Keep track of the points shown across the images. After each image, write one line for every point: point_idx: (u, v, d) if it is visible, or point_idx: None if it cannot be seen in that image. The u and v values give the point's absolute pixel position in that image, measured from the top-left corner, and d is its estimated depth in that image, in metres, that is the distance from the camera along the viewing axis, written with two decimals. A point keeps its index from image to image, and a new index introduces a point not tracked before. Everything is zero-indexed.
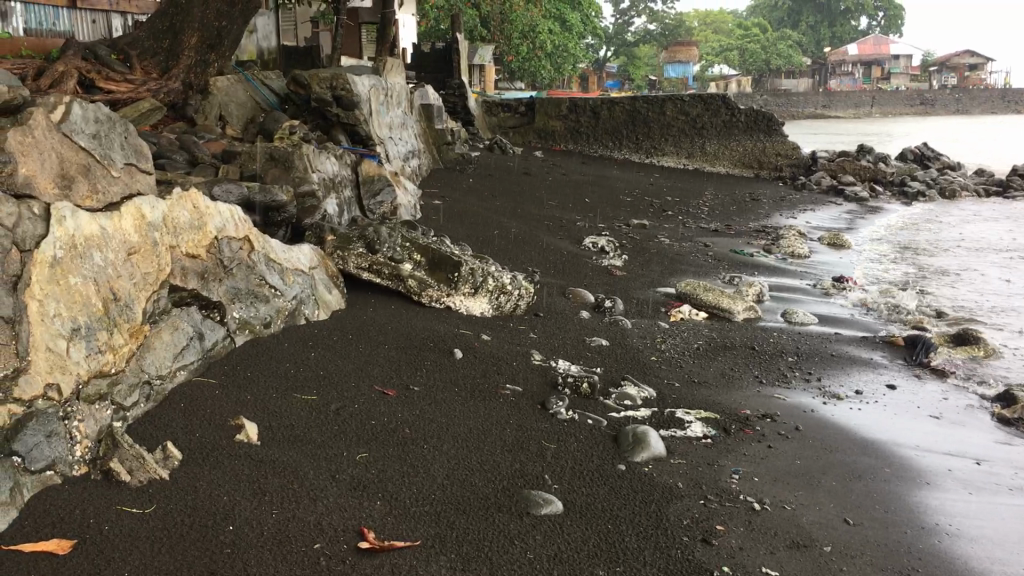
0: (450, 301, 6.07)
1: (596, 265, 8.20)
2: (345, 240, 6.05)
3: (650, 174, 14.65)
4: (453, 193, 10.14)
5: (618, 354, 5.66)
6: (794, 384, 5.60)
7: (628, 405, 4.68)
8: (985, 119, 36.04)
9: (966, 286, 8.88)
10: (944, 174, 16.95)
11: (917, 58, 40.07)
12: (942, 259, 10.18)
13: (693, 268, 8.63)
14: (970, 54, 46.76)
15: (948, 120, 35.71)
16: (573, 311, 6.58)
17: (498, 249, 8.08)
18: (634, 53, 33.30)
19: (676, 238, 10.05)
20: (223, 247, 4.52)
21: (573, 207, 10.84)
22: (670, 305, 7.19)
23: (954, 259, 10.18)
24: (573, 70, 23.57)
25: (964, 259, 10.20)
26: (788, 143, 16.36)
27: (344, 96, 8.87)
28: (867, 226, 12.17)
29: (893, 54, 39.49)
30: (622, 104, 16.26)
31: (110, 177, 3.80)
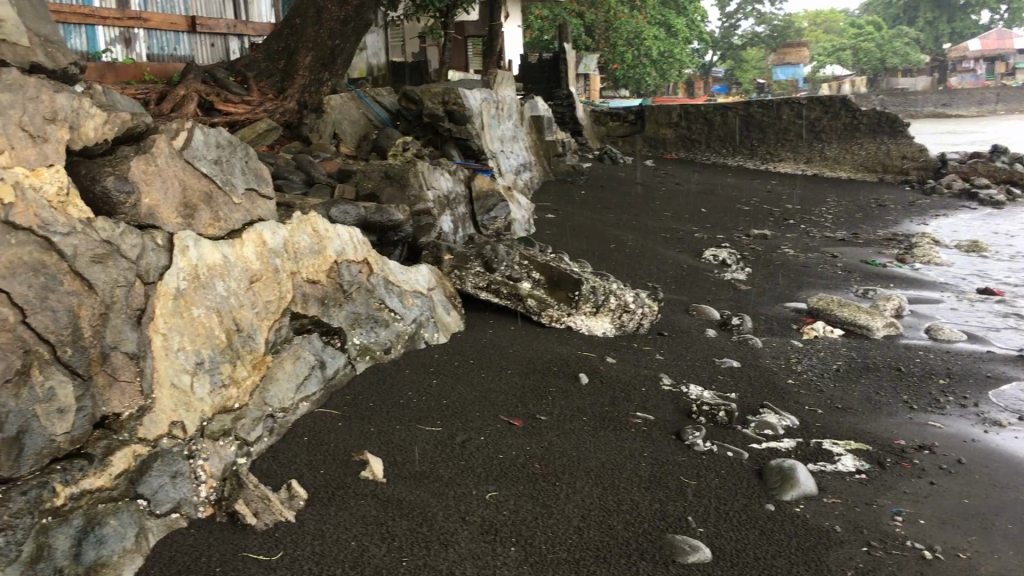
0: (572, 320, 5.79)
1: (719, 279, 7.83)
2: (462, 260, 5.92)
3: (767, 181, 14.10)
4: (566, 205, 9.92)
5: (753, 377, 5.30)
6: (948, 411, 5.12)
7: (769, 436, 4.33)
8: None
9: None
10: None
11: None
12: None
13: (822, 281, 8.16)
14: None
15: None
16: (699, 330, 6.24)
17: (616, 263, 7.81)
18: (743, 57, 32.48)
19: (800, 248, 9.57)
20: (343, 270, 4.40)
21: (690, 218, 10.46)
22: (802, 321, 6.79)
23: None
24: (680, 78, 23.12)
25: None
26: (914, 145, 15.50)
27: (456, 112, 8.70)
28: (1008, 232, 11.38)
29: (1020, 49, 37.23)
30: (735, 110, 15.87)
31: (231, 204, 3.72)
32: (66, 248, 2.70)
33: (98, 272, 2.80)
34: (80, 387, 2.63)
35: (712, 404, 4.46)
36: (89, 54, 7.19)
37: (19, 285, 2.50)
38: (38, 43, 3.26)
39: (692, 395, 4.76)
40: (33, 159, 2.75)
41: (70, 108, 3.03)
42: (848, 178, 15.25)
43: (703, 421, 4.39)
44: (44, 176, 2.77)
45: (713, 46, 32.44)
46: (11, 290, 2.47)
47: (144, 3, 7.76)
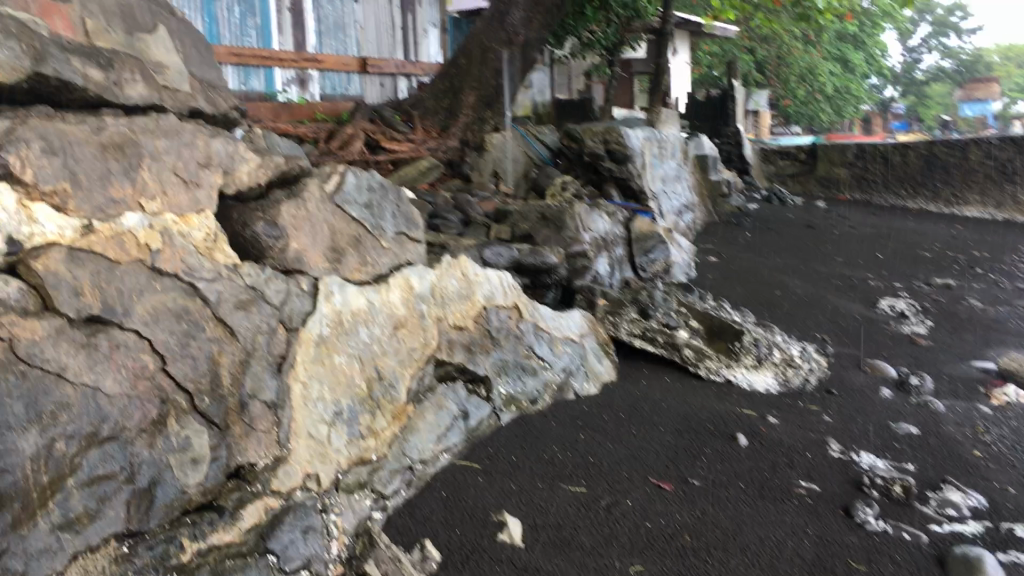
0: (731, 373, 5.37)
1: (896, 332, 7.26)
2: (617, 305, 5.79)
3: (954, 225, 13.15)
4: (730, 248, 9.54)
5: (936, 447, 4.78)
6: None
7: (953, 517, 3.88)
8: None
9: None
10: None
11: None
12: None
13: (1015, 338, 7.42)
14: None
15: None
16: (873, 389, 5.75)
17: (781, 312, 7.38)
18: (927, 92, 30.73)
19: (990, 300, 8.80)
20: (491, 316, 4.34)
21: (864, 264, 9.84)
22: (991, 383, 6.17)
23: None
24: (858, 114, 22.09)
25: None
26: None
27: (616, 150, 8.58)
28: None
29: None
30: (916, 150, 14.79)
31: (380, 248, 3.68)
32: (209, 293, 2.71)
33: (241, 318, 2.78)
34: (216, 437, 2.59)
35: (887, 479, 4.04)
36: (265, 95, 7.53)
37: (160, 332, 2.49)
38: (201, 89, 3.34)
39: (867, 467, 4.34)
40: (184, 204, 2.78)
41: (224, 153, 3.08)
42: None
43: (878, 496, 3.98)
44: (194, 221, 2.79)
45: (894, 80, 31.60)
46: (153, 336, 2.47)
47: (317, 46, 8.09)
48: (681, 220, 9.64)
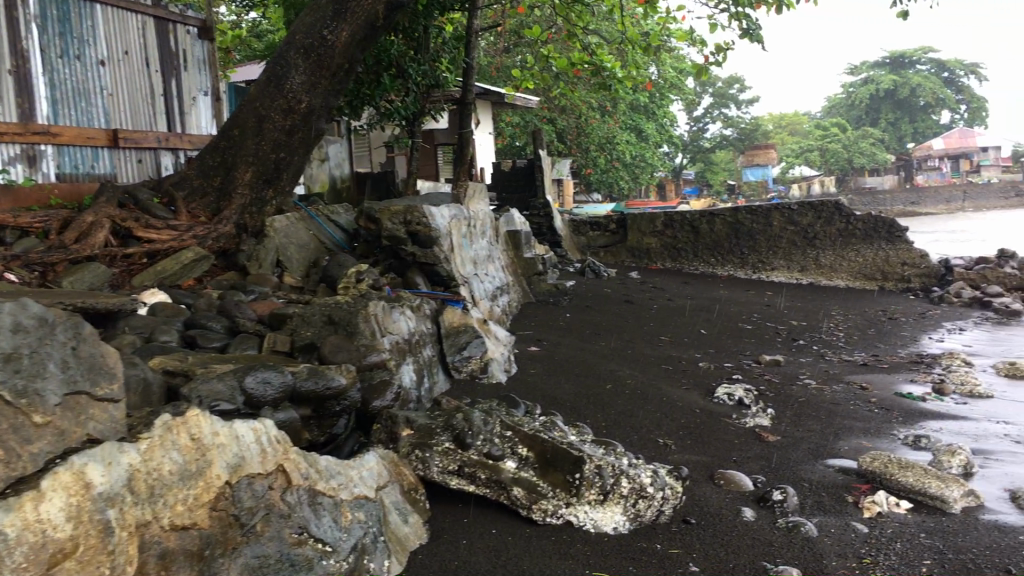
0: (571, 513, 4.64)
1: (741, 428, 6.84)
2: (427, 433, 4.94)
3: (763, 294, 14.24)
4: (550, 333, 9.45)
5: (799, 558, 4.54)
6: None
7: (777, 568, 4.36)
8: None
9: None
10: None
11: (1006, 149, 46.25)
12: None
13: (858, 422, 7.24)
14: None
15: None
16: (734, 510, 5.13)
17: (617, 410, 6.78)
18: (712, 159, 37.46)
19: (819, 379, 8.82)
20: (241, 490, 3.17)
21: (690, 344, 10.08)
22: (856, 490, 5.57)
23: None
24: (649, 179, 26.65)
25: None
26: (914, 252, 15.86)
27: (420, 232, 8.11)
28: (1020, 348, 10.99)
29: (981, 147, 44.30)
30: (723, 217, 16.41)
31: (31, 428, 2.50)
32: None
33: None
34: None
35: (662, 494, 4.90)
36: None
37: None
38: None
39: (770, 573, 4.29)
40: None
41: None
42: (846, 337, 11.30)
43: (678, 528, 4.79)
44: None
45: (684, 149, 36.45)
46: None
47: (52, 116, 7.56)
48: (509, 369, 7.53)
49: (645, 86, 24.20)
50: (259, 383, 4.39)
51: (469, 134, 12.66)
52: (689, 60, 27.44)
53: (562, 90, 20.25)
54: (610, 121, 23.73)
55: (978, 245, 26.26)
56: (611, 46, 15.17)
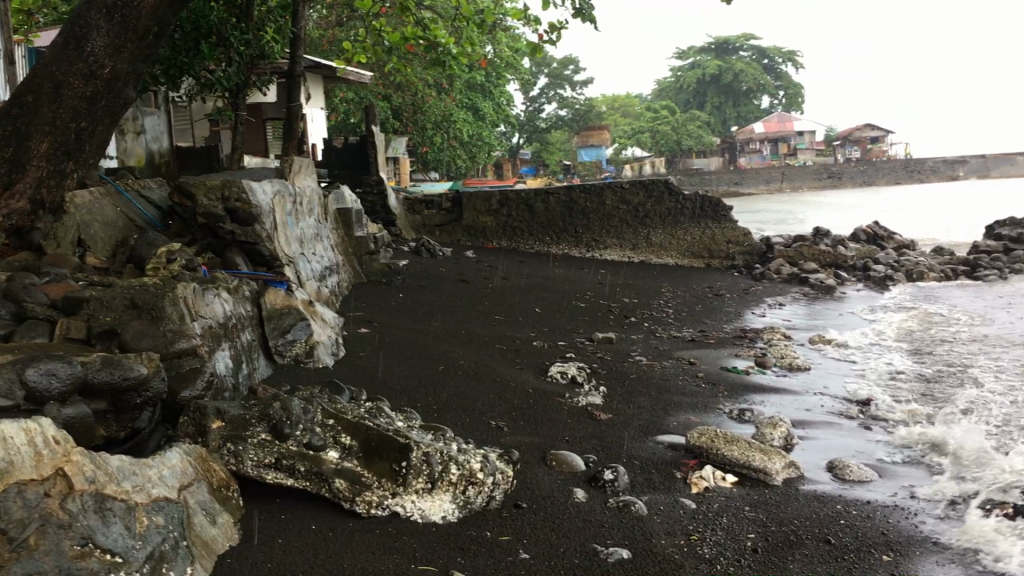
0: (398, 504, 4.41)
1: (573, 406, 6.81)
2: (241, 425, 4.57)
3: (597, 272, 14.40)
4: (381, 314, 9.15)
5: (629, 538, 4.48)
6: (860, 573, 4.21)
7: (607, 550, 4.29)
8: (876, 191, 42.08)
9: (992, 382, 7.91)
10: (857, 247, 17.96)
11: (819, 134, 49.36)
12: (947, 354, 9.34)
13: (686, 397, 7.36)
14: (869, 129, 51.79)
15: (842, 193, 41.79)
16: (565, 491, 5.04)
17: (449, 393, 6.60)
18: (548, 140, 37.32)
19: (649, 355, 8.95)
20: (10, 500, 2.81)
21: (525, 322, 10.03)
22: (685, 466, 5.61)
23: (949, 352, 9.47)
24: (486, 159, 26.63)
25: (962, 351, 9.49)
26: (738, 231, 16.69)
27: (238, 209, 7.61)
28: (833, 321, 11.55)
29: (797, 132, 47.05)
30: (557, 195, 16.52)
31: None
32: None
33: None
34: None
35: (493, 479, 4.76)
36: None
37: None
38: None
39: (602, 556, 4.22)
40: None
41: None
42: (675, 314, 11.57)
43: (510, 513, 4.66)
44: None
45: (520, 128, 36.57)
46: None
47: None
48: (337, 353, 7.20)
49: (481, 64, 23.97)
50: (42, 376, 3.91)
51: (297, 108, 12.10)
52: (524, 40, 27.57)
53: (397, 67, 19.83)
54: (446, 98, 23.38)
55: (794, 225, 27.82)
56: (446, 21, 14.88)
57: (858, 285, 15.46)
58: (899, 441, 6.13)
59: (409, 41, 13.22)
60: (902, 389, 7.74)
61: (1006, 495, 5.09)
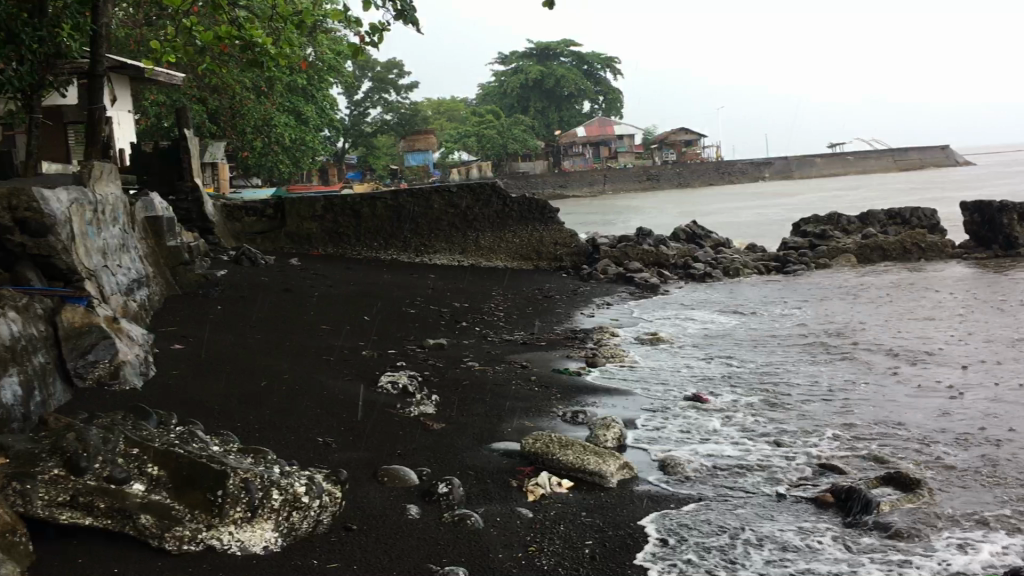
0: (214, 537, 4.04)
1: (405, 417, 6.56)
2: (28, 461, 4.05)
3: (427, 277, 14.20)
4: (197, 328, 8.58)
5: (465, 554, 4.29)
6: (694, 569, 4.19)
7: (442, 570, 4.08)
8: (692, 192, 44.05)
9: (808, 374, 8.24)
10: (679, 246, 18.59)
11: (638, 138, 51.15)
12: (766, 347, 9.71)
13: (520, 402, 7.26)
14: (683, 132, 54.21)
15: (661, 194, 43.50)
16: (398, 509, 4.79)
17: (272, 410, 6.20)
18: (373, 144, 36.85)
19: (482, 360, 8.82)
20: None
21: (352, 331, 9.69)
22: (521, 473, 5.47)
23: (767, 345, 9.85)
24: (310, 164, 25.89)
25: (780, 344, 9.89)
26: (564, 233, 17.39)
27: (31, 218, 6.68)
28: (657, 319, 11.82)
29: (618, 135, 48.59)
30: (385, 200, 16.08)
31: None
32: None
33: None
34: None
35: (319, 502, 4.46)
36: None
37: None
38: None
39: None
40: None
41: None
42: (506, 317, 11.52)
43: (339, 537, 4.38)
44: None
45: (345, 133, 35.85)
46: None
47: None
48: (146, 373, 6.65)
49: (301, 67, 23.18)
50: None
51: (101, 110, 11.19)
52: (346, 42, 27.02)
53: (213, 68, 18.90)
54: (265, 103, 22.40)
55: (619, 225, 28.63)
56: (263, 20, 14.23)
57: (679, 282, 15.99)
58: (726, 436, 6.25)
59: (223, 41, 12.53)
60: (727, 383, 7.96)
61: (826, 482, 5.25)
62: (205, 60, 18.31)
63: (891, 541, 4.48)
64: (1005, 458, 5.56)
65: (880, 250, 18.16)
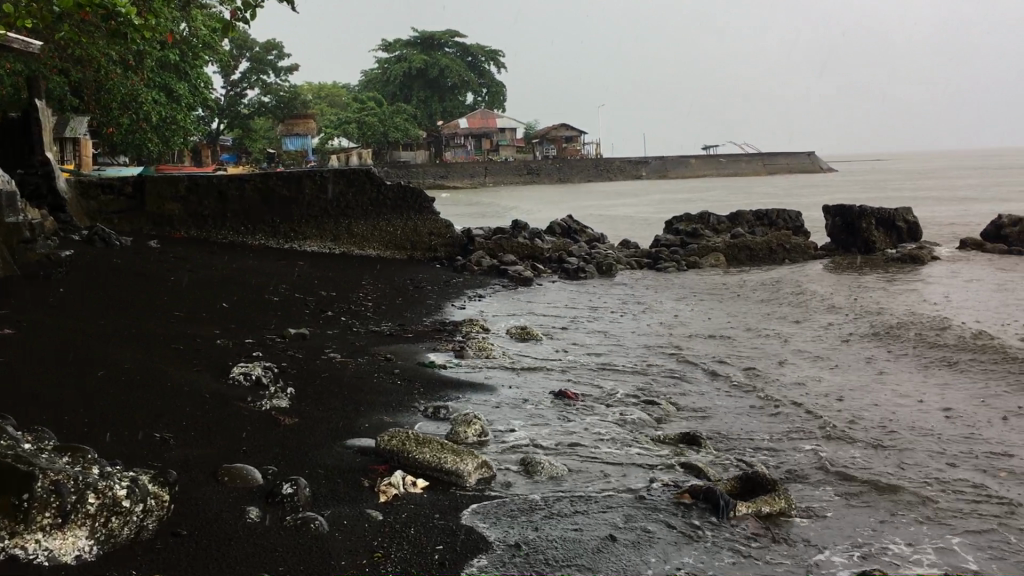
0: (18, 546, 3.59)
1: (255, 412, 6.16)
2: None
3: (296, 264, 13.66)
4: (33, 312, 7.90)
5: (304, 562, 3.98)
6: None
7: None
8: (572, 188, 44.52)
9: (674, 373, 8.24)
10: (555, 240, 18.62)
11: (521, 132, 51.32)
12: (634, 344, 9.70)
13: (381, 397, 6.96)
14: (565, 127, 54.74)
15: (541, 189, 43.79)
16: (236, 512, 4.42)
17: (106, 402, 5.70)
18: (250, 126, 35.58)
19: (345, 351, 8.46)
20: None
21: (208, 318, 9.16)
22: (373, 472, 5.17)
23: (637, 342, 9.84)
24: (179, 143, 24.70)
25: (649, 341, 9.91)
26: (439, 222, 17.24)
27: None
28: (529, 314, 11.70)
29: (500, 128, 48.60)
30: (254, 183, 15.43)
31: None
32: None
33: None
34: None
35: (143, 506, 4.06)
36: None
37: None
38: None
39: None
40: None
41: None
42: (375, 307, 11.18)
43: (165, 544, 3.99)
44: None
45: (220, 114, 34.48)
46: None
47: None
48: None
49: (171, 41, 22.06)
50: None
51: None
52: (222, 18, 25.90)
53: (72, 36, 17.70)
54: (133, 78, 20.95)
55: (499, 218, 28.58)
56: None
57: (554, 277, 15.97)
58: (590, 434, 6.11)
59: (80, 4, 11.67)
60: (594, 381, 7.84)
61: (687, 483, 5.16)
62: (61, 26, 17.10)
63: (750, 545, 4.38)
64: (862, 462, 5.57)
65: (748, 250, 18.52)
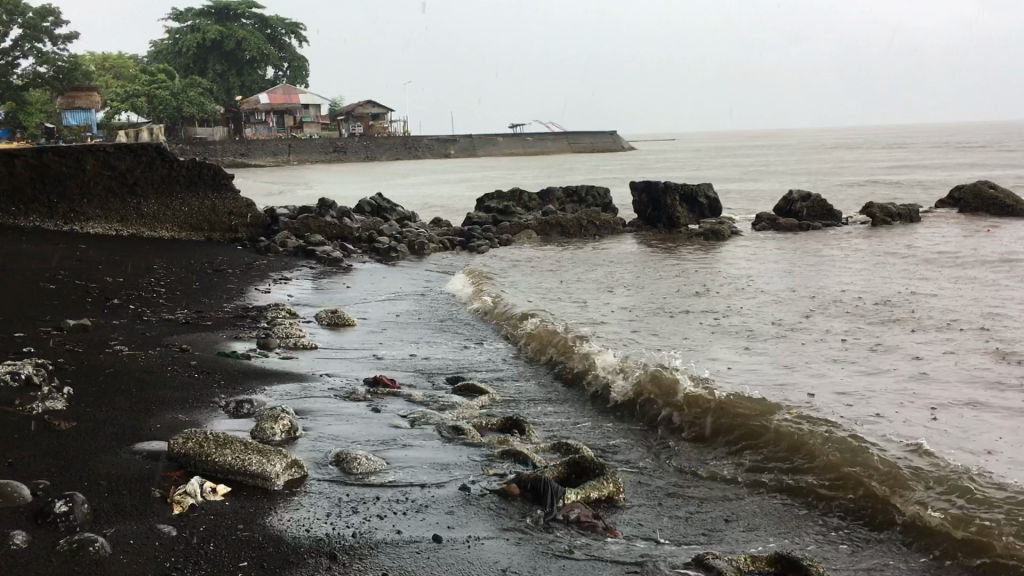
0: None
1: (24, 416, 5.37)
2: None
3: (78, 248, 12.45)
4: None
5: None
6: None
7: None
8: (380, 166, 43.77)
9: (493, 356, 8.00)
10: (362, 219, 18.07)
11: (325, 109, 49.91)
12: (451, 327, 9.41)
13: (176, 393, 6.29)
14: (371, 104, 53.77)
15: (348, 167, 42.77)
16: None
17: None
18: (25, 99, 32.43)
19: (133, 342, 7.66)
20: None
21: None
22: (165, 479, 4.59)
23: (453, 324, 9.55)
24: None
25: (465, 323, 9.64)
26: (238, 203, 16.38)
27: None
28: (338, 296, 11.17)
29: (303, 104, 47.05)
30: (25, 158, 13.97)
31: None
32: None
33: None
34: None
35: None
36: None
37: None
38: None
39: None
40: None
41: None
42: (170, 293, 10.31)
43: None
44: None
45: None
46: None
47: None
48: None
49: None
50: None
51: None
52: None
53: None
54: None
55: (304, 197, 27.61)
56: None
57: (364, 257, 15.43)
58: (406, 424, 5.75)
59: None
60: (409, 366, 7.47)
61: (513, 472, 4.89)
62: None
63: (583, 535, 4.17)
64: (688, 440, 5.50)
65: (557, 227, 18.66)
